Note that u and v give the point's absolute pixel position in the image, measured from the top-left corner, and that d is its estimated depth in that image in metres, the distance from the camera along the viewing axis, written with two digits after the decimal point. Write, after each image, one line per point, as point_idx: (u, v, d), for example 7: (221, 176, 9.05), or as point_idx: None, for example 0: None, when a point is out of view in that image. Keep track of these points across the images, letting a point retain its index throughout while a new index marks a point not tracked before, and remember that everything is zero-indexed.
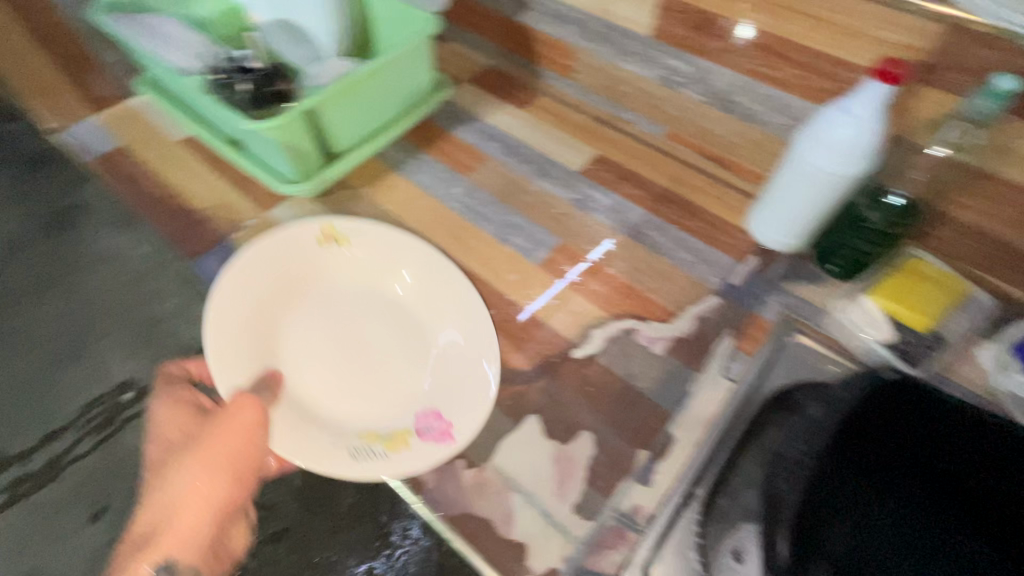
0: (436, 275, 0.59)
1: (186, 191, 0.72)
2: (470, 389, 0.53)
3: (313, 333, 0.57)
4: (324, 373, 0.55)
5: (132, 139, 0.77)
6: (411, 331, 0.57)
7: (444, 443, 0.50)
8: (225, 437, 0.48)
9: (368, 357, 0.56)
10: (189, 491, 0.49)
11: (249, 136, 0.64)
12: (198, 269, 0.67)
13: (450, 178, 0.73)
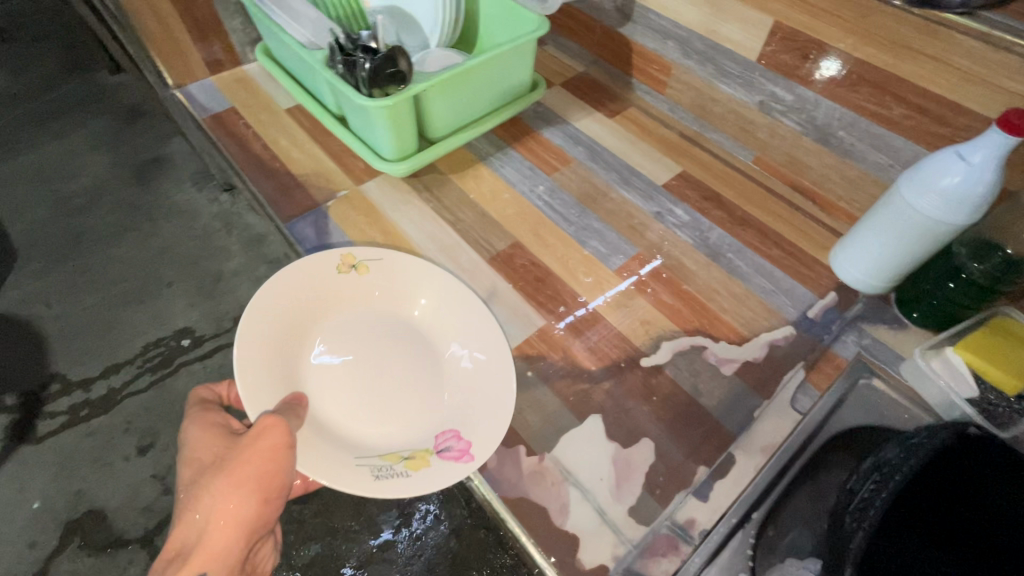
0: (454, 297, 0.59)
1: (287, 157, 0.76)
2: (489, 409, 0.53)
3: (335, 359, 0.56)
4: (343, 396, 0.54)
5: (243, 103, 0.83)
6: (430, 356, 0.57)
7: (463, 462, 0.49)
8: (257, 455, 0.47)
9: (388, 385, 0.55)
10: (213, 518, 0.46)
11: (357, 113, 0.68)
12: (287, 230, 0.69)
13: (534, 175, 0.75)
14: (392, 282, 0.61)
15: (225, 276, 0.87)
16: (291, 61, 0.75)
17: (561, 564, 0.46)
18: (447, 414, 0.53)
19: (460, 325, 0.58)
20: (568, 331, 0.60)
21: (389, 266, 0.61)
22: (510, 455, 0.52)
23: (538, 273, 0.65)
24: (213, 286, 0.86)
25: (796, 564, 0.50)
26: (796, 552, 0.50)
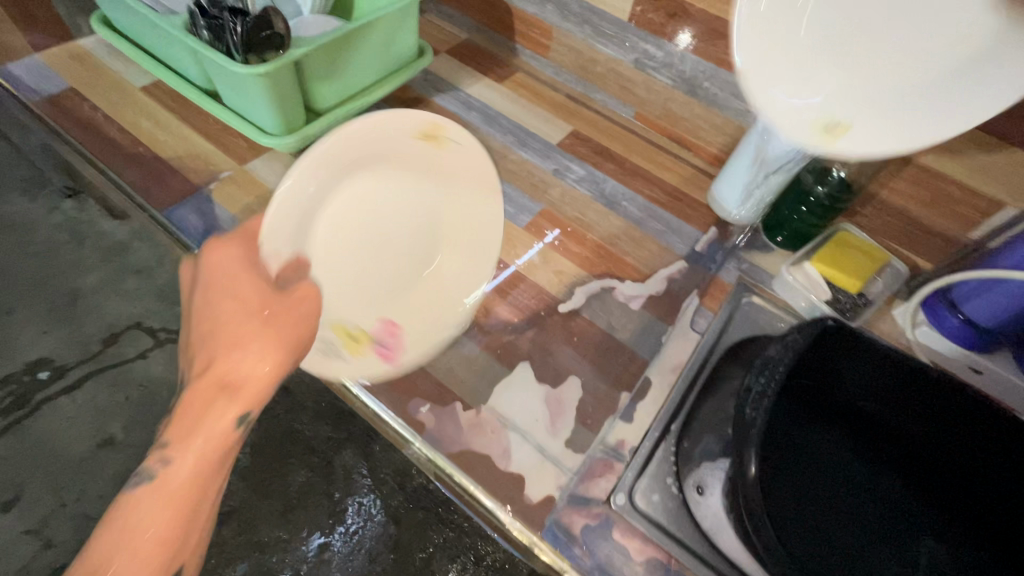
0: (485, 215, 0.61)
1: (152, 140, 0.68)
2: (441, 319, 0.57)
3: (357, 216, 0.55)
4: (339, 256, 0.54)
5: (84, 82, 0.72)
6: (434, 246, 0.59)
7: (387, 360, 0.53)
8: (301, 319, 0.48)
9: (385, 255, 0.57)
10: (254, 363, 0.45)
11: (231, 85, 0.62)
12: (167, 220, 0.63)
13: None
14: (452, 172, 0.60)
15: (82, 294, 0.71)
16: (141, 31, 0.67)
17: (511, 502, 0.48)
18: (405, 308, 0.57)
19: (478, 233, 0.61)
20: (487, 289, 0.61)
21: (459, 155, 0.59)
22: (447, 413, 0.52)
23: None
24: (69, 305, 0.70)
25: (710, 467, 0.51)
26: (710, 457, 0.52)
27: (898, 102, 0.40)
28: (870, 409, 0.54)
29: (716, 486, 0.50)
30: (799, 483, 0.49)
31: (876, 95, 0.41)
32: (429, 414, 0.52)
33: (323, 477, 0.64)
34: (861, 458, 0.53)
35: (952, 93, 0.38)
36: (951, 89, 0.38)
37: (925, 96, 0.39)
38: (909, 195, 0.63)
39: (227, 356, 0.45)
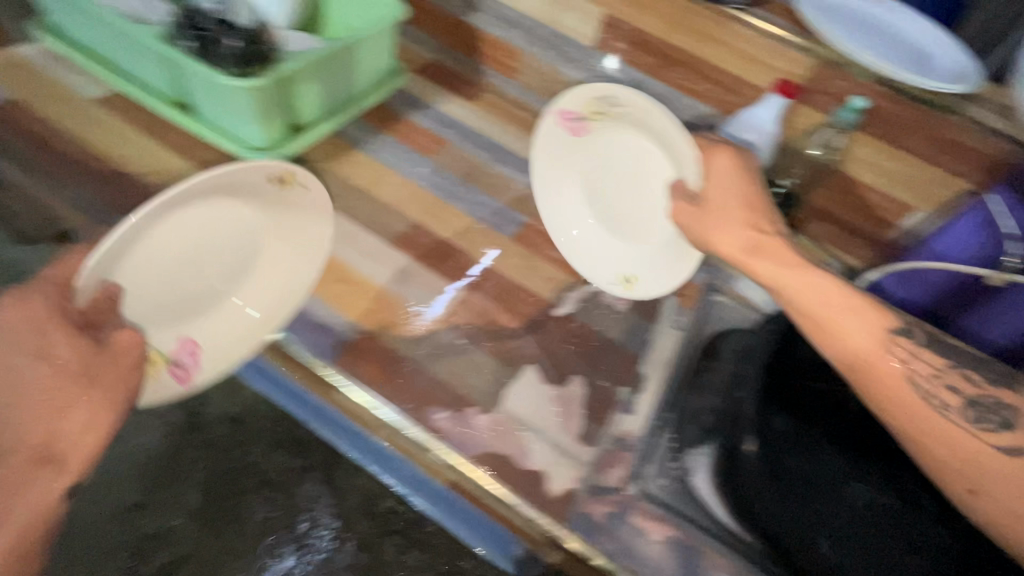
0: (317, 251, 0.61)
1: (118, 155, 0.64)
2: (246, 339, 0.57)
3: (169, 246, 0.53)
4: (155, 277, 0.53)
5: (31, 95, 0.67)
6: (248, 270, 0.58)
7: (185, 384, 0.54)
8: (120, 373, 0.44)
9: (198, 274, 0.56)
10: (79, 429, 0.43)
11: (211, 100, 0.60)
12: None
13: (414, 158, 0.75)
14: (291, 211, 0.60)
15: None
16: (102, 42, 0.63)
17: (536, 497, 0.50)
18: (213, 325, 0.57)
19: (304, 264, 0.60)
20: (484, 296, 0.63)
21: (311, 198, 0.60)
22: (464, 418, 0.53)
23: (443, 249, 0.66)
24: None
25: (695, 453, 0.55)
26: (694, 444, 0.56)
27: (642, 267, 0.65)
28: (850, 409, 0.54)
29: (701, 469, 0.54)
30: (785, 467, 0.50)
31: (636, 262, 0.65)
32: (447, 420, 0.53)
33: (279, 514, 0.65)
34: (852, 465, 0.51)
35: (657, 263, 0.64)
36: (670, 258, 0.63)
37: (654, 263, 0.64)
38: (842, 202, 0.73)
39: (49, 422, 0.42)
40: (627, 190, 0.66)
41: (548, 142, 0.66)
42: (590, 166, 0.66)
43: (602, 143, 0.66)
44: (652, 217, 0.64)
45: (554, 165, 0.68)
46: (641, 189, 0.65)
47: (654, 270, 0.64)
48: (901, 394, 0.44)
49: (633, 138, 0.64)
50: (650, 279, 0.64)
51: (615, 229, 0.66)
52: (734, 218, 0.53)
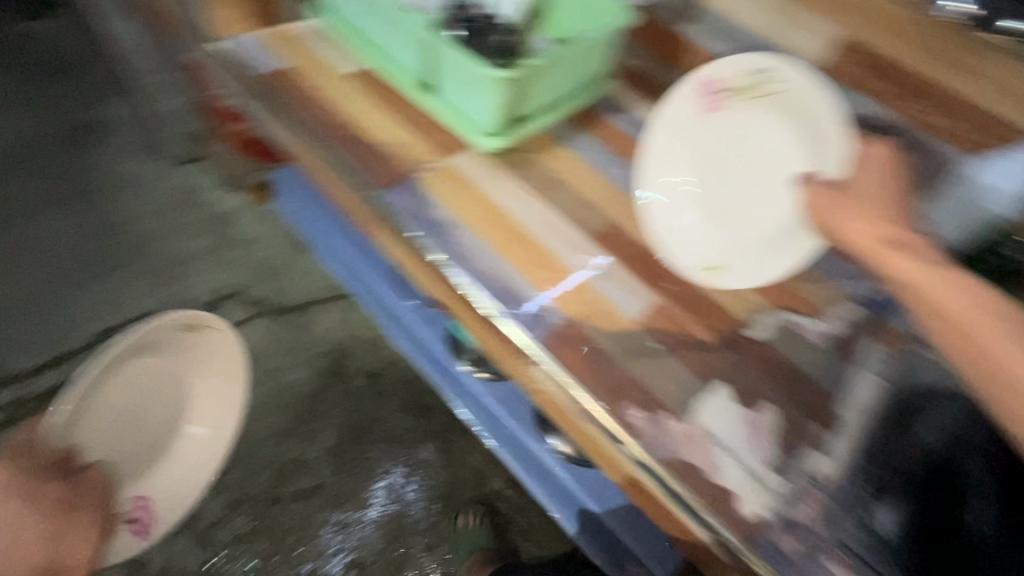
0: (229, 404, 1.15)
1: (364, 124, 0.72)
2: (186, 470, 1.08)
3: (121, 404, 1.06)
4: (138, 441, 1.09)
5: (300, 64, 0.77)
6: (173, 412, 1.11)
7: (142, 534, 1.04)
8: (80, 492, 0.92)
9: (152, 417, 1.08)
10: (77, 545, 0.88)
11: (459, 83, 0.66)
12: (387, 201, 0.66)
13: (615, 159, 0.76)
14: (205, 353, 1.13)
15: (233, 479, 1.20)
16: (369, 27, 0.72)
17: (729, 517, 0.51)
18: (178, 463, 1.09)
19: (221, 416, 1.11)
20: (678, 306, 0.63)
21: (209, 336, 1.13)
22: (657, 422, 0.55)
23: (639, 252, 0.67)
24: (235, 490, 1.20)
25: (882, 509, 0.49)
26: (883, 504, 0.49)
27: (731, 257, 0.63)
28: None
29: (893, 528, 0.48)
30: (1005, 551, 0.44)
31: (722, 252, 0.64)
32: (642, 420, 0.55)
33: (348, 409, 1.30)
34: None
35: (748, 259, 0.63)
36: (757, 260, 0.62)
37: (745, 258, 0.63)
38: None
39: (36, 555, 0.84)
40: (741, 183, 0.64)
41: (677, 119, 0.65)
42: (716, 144, 0.64)
43: (735, 123, 0.64)
44: (758, 211, 0.63)
45: (679, 138, 0.65)
46: (755, 182, 0.63)
47: (747, 260, 0.63)
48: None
49: (771, 118, 0.61)
50: (738, 270, 0.63)
51: (712, 218, 0.65)
52: (864, 210, 0.50)
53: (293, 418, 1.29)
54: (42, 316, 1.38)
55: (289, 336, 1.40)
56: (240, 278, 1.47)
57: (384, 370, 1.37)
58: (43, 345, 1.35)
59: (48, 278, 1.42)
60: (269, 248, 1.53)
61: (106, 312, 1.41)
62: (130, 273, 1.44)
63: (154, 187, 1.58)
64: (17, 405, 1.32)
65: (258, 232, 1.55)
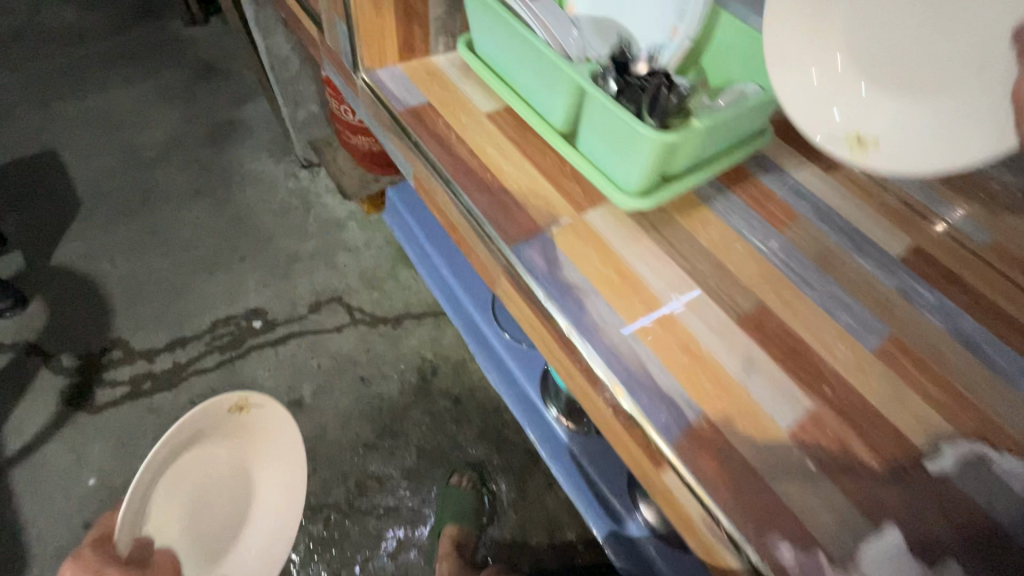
0: (289, 478, 1.19)
1: (497, 168, 0.69)
2: (258, 539, 1.14)
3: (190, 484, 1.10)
4: (205, 521, 1.11)
5: (439, 101, 0.76)
6: (240, 485, 1.15)
7: None
8: None
9: (219, 491, 1.13)
10: None
11: (608, 138, 0.62)
12: (516, 257, 0.61)
13: (764, 228, 0.68)
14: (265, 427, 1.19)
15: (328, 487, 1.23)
16: (516, 67, 0.70)
17: None
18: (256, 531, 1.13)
19: (290, 488, 1.17)
20: (842, 420, 0.53)
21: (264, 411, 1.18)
22: (811, 564, 0.46)
23: (793, 344, 0.58)
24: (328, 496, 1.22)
25: None
26: None
27: (887, 130, 0.53)
28: None
29: None
30: None
31: (882, 122, 0.53)
32: (792, 558, 0.46)
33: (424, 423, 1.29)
34: None
35: (916, 129, 0.51)
36: (929, 135, 0.49)
37: (911, 127, 0.51)
38: None
39: None
40: (945, 25, 0.49)
41: None
42: None
43: None
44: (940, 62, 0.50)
45: None
46: (973, 18, 0.47)
47: (909, 136, 0.51)
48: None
49: None
50: (892, 145, 0.52)
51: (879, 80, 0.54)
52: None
53: (378, 431, 1.30)
54: (173, 301, 1.45)
55: (380, 348, 1.42)
56: (343, 284, 1.52)
57: (468, 397, 1.36)
58: (166, 325, 1.41)
59: (177, 263, 1.52)
60: (372, 258, 1.58)
61: (223, 305, 1.45)
62: (247, 267, 1.53)
63: (278, 188, 1.69)
64: (143, 378, 1.33)
65: (364, 241, 1.61)
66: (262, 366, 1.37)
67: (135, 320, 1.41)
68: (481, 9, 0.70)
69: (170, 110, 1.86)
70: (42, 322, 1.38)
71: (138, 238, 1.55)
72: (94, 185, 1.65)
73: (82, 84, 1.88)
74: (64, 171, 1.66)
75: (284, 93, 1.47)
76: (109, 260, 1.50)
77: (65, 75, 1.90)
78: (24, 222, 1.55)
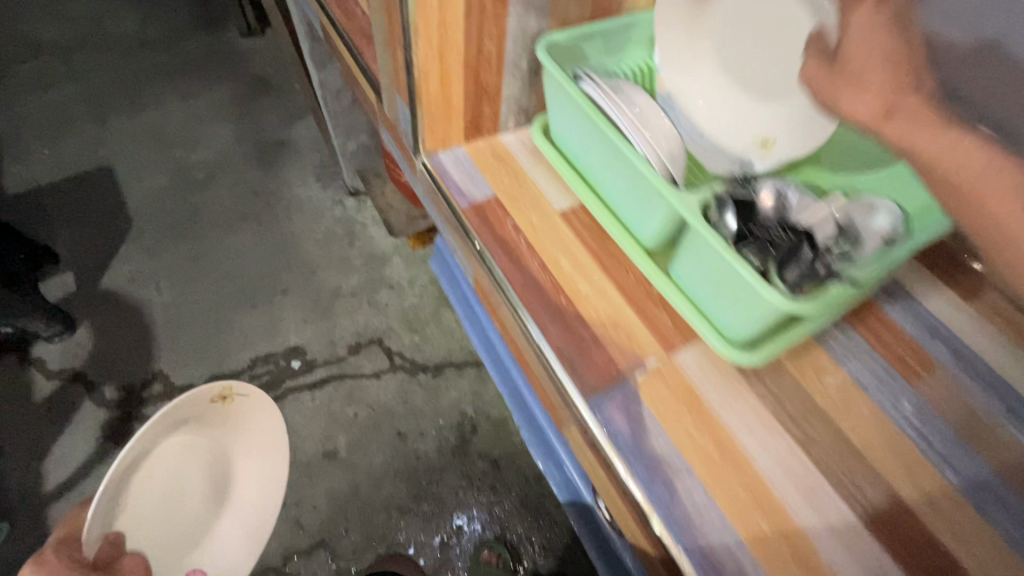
0: (269, 474, 1.21)
1: (573, 288, 0.59)
2: (243, 534, 1.15)
3: (156, 471, 1.13)
4: (160, 523, 1.11)
5: (508, 196, 0.66)
6: (213, 481, 1.17)
7: None
8: None
9: (181, 491, 1.14)
10: None
11: (716, 281, 0.51)
12: (595, 417, 0.51)
13: (892, 381, 0.56)
14: (242, 412, 1.23)
15: (360, 540, 1.19)
16: (604, 172, 0.61)
17: None
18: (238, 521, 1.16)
19: (264, 486, 1.19)
20: None
21: (250, 400, 1.24)
22: None
23: (935, 559, 0.47)
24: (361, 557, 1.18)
25: None
26: None
27: (784, 129, 0.63)
28: None
29: None
30: None
31: (770, 121, 0.64)
32: None
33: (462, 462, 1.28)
34: None
35: (792, 120, 0.63)
36: (804, 126, 0.61)
37: (792, 123, 0.62)
38: None
39: None
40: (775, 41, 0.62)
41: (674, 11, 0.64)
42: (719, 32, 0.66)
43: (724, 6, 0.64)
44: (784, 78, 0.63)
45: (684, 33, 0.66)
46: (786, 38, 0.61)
47: (791, 125, 0.63)
48: (875, 73, 0.41)
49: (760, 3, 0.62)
50: (789, 140, 0.63)
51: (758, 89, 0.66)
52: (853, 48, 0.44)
53: (413, 493, 1.24)
54: (213, 334, 1.42)
55: (419, 400, 1.36)
56: (384, 325, 1.46)
57: (507, 461, 1.29)
58: (206, 359, 1.39)
59: (221, 293, 1.49)
60: (416, 298, 1.51)
61: (262, 342, 1.42)
62: (289, 301, 1.49)
63: (324, 217, 1.64)
64: None
65: (408, 278, 1.54)
66: (298, 411, 1.33)
67: (178, 353, 1.39)
68: (569, 104, 0.60)
69: (223, 127, 1.84)
70: (88, 348, 1.38)
71: (183, 264, 1.54)
72: (146, 205, 1.64)
73: (140, 98, 1.89)
74: (118, 189, 1.67)
75: (335, 124, 1.42)
76: (155, 287, 1.49)
77: (125, 88, 1.91)
78: (77, 241, 1.56)
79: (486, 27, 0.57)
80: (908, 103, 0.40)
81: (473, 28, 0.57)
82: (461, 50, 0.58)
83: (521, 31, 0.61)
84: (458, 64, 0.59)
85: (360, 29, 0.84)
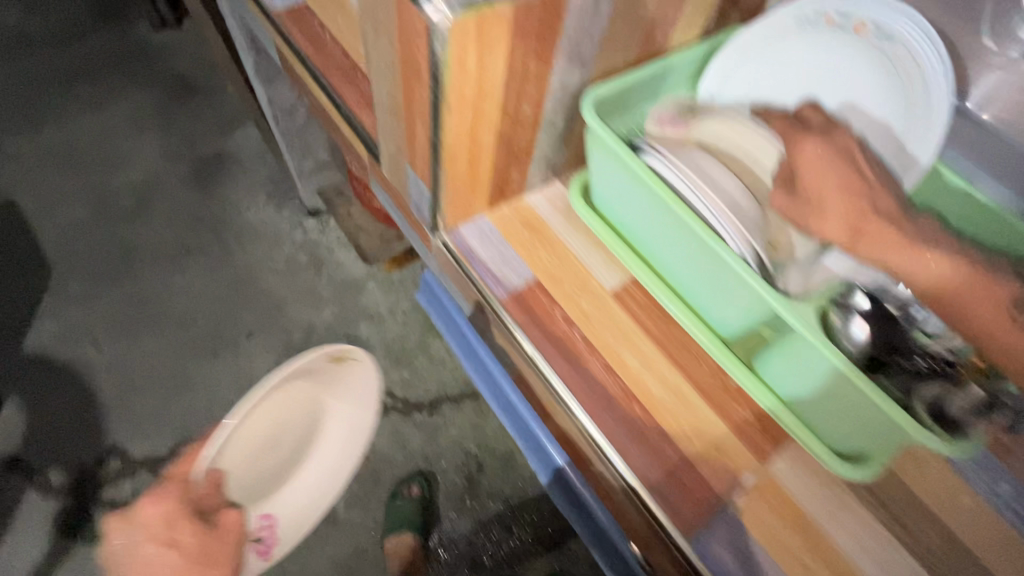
0: (357, 412, 1.00)
1: (644, 392, 0.51)
2: (326, 482, 1.00)
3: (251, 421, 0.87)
4: (243, 447, 0.88)
5: (551, 277, 0.57)
6: (315, 396, 0.95)
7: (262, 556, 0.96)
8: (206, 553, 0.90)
9: (272, 409, 0.89)
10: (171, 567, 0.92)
11: (827, 395, 0.45)
12: (699, 559, 0.45)
13: (988, 460, 0.52)
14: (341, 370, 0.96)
15: None
16: (672, 254, 0.52)
17: None
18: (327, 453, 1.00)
19: (358, 433, 1.01)
20: None
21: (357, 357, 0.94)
22: None
23: None
24: None
25: None
26: None
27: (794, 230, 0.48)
28: None
29: None
30: None
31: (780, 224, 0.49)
32: None
33: (475, 510, 1.21)
34: None
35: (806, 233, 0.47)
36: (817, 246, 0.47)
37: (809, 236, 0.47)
38: None
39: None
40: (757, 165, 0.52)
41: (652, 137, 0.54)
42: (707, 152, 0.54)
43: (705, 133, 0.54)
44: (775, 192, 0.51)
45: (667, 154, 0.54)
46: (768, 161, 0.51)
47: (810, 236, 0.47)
48: (835, 201, 0.42)
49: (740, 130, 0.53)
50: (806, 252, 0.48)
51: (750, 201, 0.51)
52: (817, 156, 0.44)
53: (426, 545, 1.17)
54: (172, 393, 1.25)
55: (417, 442, 1.26)
56: None
57: (518, 497, 1.22)
58: (169, 424, 1.22)
59: (174, 344, 1.31)
60: (399, 328, 1.39)
61: (231, 396, 1.27)
62: (256, 345, 1.33)
63: (283, 243, 1.47)
64: None
65: (387, 307, 1.41)
66: None
67: (132, 421, 1.22)
68: (627, 178, 0.51)
69: (147, 142, 1.59)
70: (21, 428, 1.19)
71: (122, 314, 1.33)
72: (65, 245, 1.41)
73: (40, 114, 1.60)
74: (28, 229, 1.42)
75: (289, 143, 1.23)
76: (93, 344, 1.29)
77: (20, 101, 1.61)
78: None
79: (525, 92, 0.46)
80: (873, 227, 0.41)
81: (511, 94, 0.45)
82: (495, 122, 0.47)
83: (562, 87, 0.50)
84: (489, 136, 0.48)
85: (333, 61, 0.70)
